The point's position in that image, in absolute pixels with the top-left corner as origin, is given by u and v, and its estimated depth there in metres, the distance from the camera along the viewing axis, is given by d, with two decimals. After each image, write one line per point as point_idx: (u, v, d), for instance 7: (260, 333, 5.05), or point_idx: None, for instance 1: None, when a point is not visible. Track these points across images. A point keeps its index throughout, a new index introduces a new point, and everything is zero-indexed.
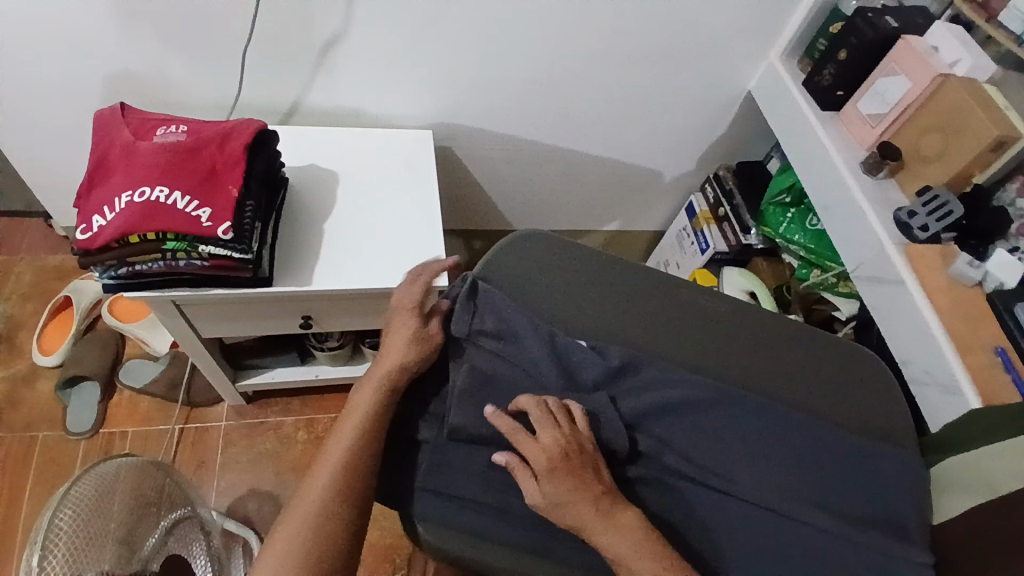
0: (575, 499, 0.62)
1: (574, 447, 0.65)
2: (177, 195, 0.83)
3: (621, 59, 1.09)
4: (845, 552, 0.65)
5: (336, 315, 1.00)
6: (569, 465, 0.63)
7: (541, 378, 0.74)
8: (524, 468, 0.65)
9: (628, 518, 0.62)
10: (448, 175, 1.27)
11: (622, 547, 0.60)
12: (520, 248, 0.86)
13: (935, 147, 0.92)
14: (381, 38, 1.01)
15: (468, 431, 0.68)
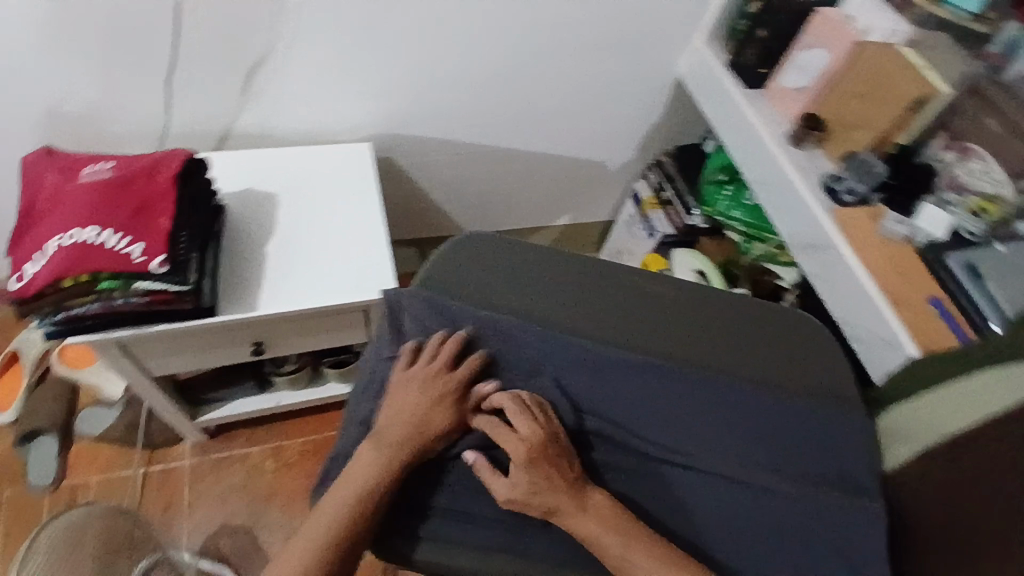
0: (547, 488, 0.64)
1: (545, 437, 0.67)
2: (108, 233, 0.82)
3: (551, 54, 1.11)
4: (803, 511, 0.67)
5: (287, 336, 1.00)
6: (539, 456, 0.65)
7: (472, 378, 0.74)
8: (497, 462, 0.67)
9: (598, 499, 0.64)
10: (392, 185, 1.27)
11: (591, 526, 0.62)
12: (455, 250, 0.85)
13: (857, 113, 0.95)
14: (307, 53, 1.00)
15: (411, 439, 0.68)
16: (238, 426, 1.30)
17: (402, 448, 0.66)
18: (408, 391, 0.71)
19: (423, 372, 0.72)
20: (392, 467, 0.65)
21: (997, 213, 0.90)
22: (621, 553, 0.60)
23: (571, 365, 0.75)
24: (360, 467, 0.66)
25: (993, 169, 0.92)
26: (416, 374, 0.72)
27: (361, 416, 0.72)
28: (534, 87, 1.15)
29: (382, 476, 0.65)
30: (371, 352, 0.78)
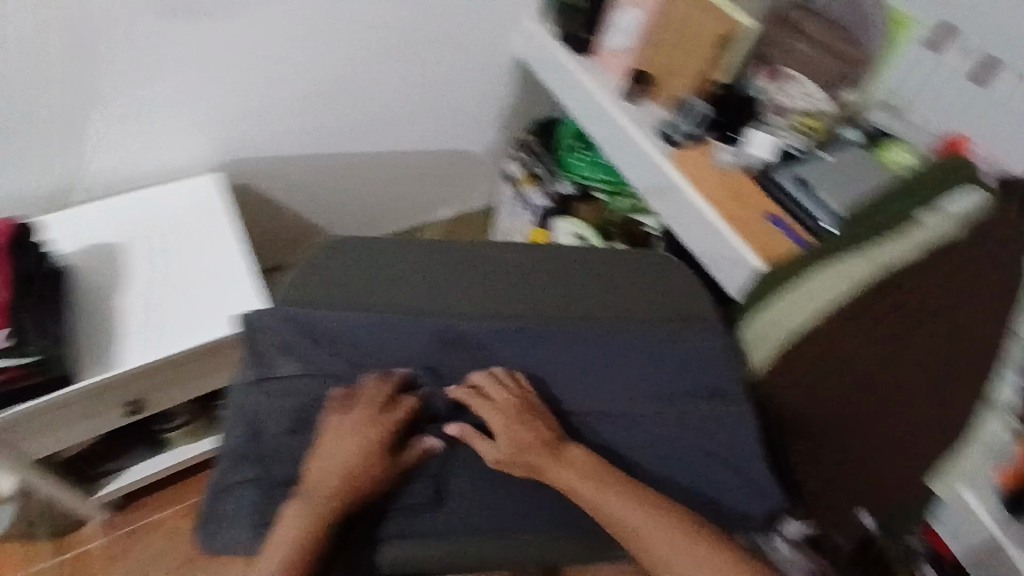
0: (531, 442, 0.69)
1: (526, 403, 0.72)
2: None
3: (384, 51, 1.13)
4: (678, 428, 0.73)
5: (170, 386, 0.99)
6: (520, 416, 0.70)
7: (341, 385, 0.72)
8: (475, 436, 0.71)
9: (575, 452, 0.69)
10: (256, 211, 1.25)
11: (571, 477, 0.67)
12: (309, 262, 0.82)
13: (677, 61, 1.01)
14: (133, 95, 0.97)
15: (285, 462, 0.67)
16: (149, 491, 1.24)
17: (330, 504, 0.63)
18: (337, 441, 0.67)
19: (353, 424, 0.68)
20: (321, 525, 0.62)
21: (819, 129, 1.02)
22: (602, 499, 0.65)
23: (444, 348, 0.75)
24: (289, 521, 0.62)
25: (809, 91, 1.04)
26: (347, 425, 0.68)
27: (231, 450, 0.68)
28: (379, 87, 1.18)
29: (315, 529, 0.61)
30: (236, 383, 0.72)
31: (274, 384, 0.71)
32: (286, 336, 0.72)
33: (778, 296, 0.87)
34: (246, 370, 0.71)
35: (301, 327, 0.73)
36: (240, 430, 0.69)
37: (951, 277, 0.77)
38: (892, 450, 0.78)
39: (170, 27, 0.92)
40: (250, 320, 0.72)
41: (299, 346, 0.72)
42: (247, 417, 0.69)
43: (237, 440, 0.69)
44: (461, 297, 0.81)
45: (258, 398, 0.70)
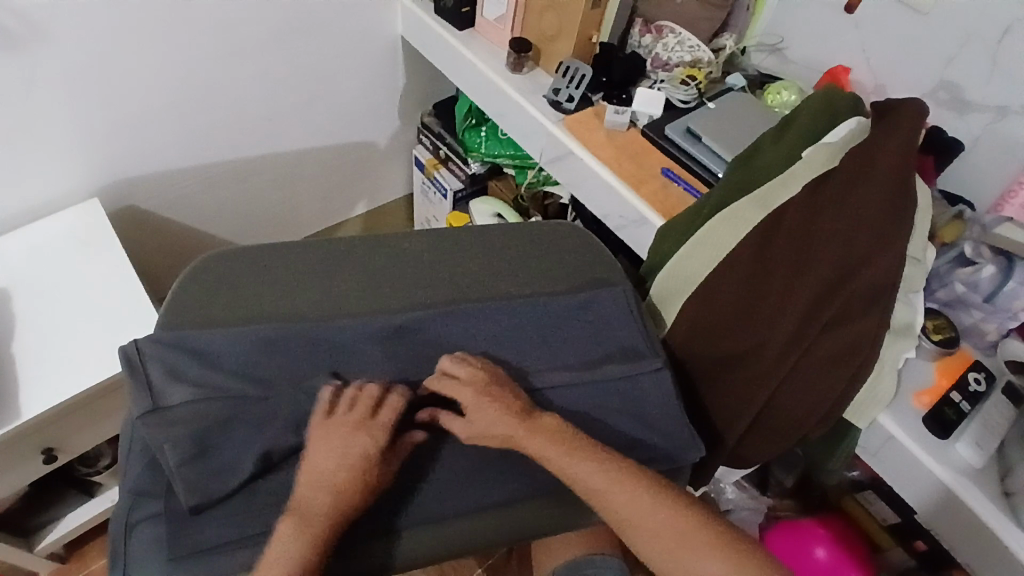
0: (503, 415, 0.65)
1: (504, 381, 0.69)
2: None
3: (257, 47, 1.08)
4: (592, 394, 0.72)
5: (79, 430, 0.95)
6: (496, 391, 0.67)
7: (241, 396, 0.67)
8: (448, 416, 0.67)
9: (548, 421, 0.66)
10: (154, 232, 1.19)
11: (549, 451, 0.64)
12: (189, 284, 0.78)
13: (554, 25, 1.01)
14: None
15: (185, 488, 0.60)
16: (89, 537, 1.19)
17: (326, 522, 0.58)
18: (326, 452, 0.61)
19: (342, 429, 0.62)
20: (319, 541, 0.57)
21: (702, 77, 1.03)
22: (565, 465, 0.63)
23: (338, 348, 0.72)
24: (285, 542, 0.57)
25: (686, 39, 1.03)
26: (333, 429, 0.63)
27: (133, 484, 0.63)
28: (258, 87, 1.13)
29: (313, 550, 0.57)
30: (126, 421, 0.69)
31: (156, 414, 0.65)
32: (172, 363, 0.69)
33: (691, 240, 0.86)
34: (135, 403, 0.67)
35: (183, 349, 0.70)
36: (138, 464, 0.65)
37: (873, 198, 0.75)
38: (806, 388, 0.77)
39: (6, 54, 0.86)
40: (126, 351, 0.69)
41: (183, 366, 0.69)
42: (140, 449, 0.65)
43: (134, 475, 0.64)
44: (355, 294, 0.79)
45: (141, 429, 0.65)
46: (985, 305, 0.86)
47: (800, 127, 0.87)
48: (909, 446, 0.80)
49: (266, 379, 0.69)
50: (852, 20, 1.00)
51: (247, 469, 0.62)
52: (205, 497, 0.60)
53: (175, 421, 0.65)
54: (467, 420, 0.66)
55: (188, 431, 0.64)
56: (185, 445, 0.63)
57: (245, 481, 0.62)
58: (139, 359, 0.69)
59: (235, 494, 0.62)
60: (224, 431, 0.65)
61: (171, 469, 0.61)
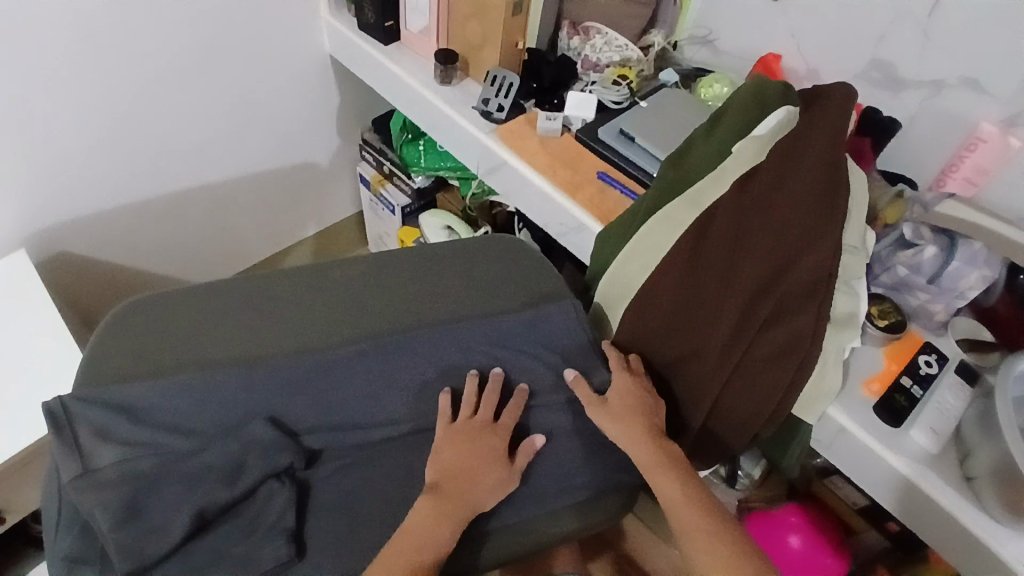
0: (642, 438, 0.70)
1: (644, 384, 0.75)
2: None
3: (181, 76, 1.04)
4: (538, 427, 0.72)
5: (21, 494, 0.92)
6: (639, 398, 0.73)
7: (180, 451, 0.65)
8: (586, 387, 0.73)
9: (676, 454, 0.70)
10: (90, 274, 1.16)
11: (671, 488, 0.67)
12: (109, 332, 0.75)
13: (477, 34, 0.99)
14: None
15: (123, 550, 0.58)
16: None
17: (460, 503, 0.64)
18: (456, 452, 0.67)
19: (478, 430, 0.69)
20: (450, 528, 0.62)
21: (633, 76, 1.01)
22: (678, 503, 0.67)
23: (273, 389, 0.69)
24: (419, 521, 0.62)
25: (614, 39, 1.02)
26: (462, 431, 0.69)
27: (66, 551, 0.60)
28: (187, 117, 1.10)
29: (443, 531, 0.62)
30: (50, 485, 0.65)
31: (84, 478, 0.62)
32: (102, 423, 0.65)
33: (623, 249, 0.85)
34: (62, 468, 0.63)
35: (107, 404, 0.66)
36: (67, 530, 0.61)
37: (811, 186, 0.75)
38: (753, 388, 0.77)
39: None
40: (51, 409, 0.65)
41: (112, 426, 0.65)
42: (69, 515, 0.62)
43: (64, 543, 0.60)
44: (290, 328, 0.76)
45: (71, 495, 0.61)
46: (930, 287, 0.85)
47: (728, 124, 0.87)
48: (863, 438, 0.79)
49: (203, 431, 0.67)
50: (778, 6, 0.99)
51: (179, 530, 0.60)
52: (137, 562, 0.58)
53: (104, 484, 0.62)
54: (598, 399, 0.72)
55: (117, 494, 0.61)
56: (114, 509, 0.60)
57: (177, 545, 0.59)
58: (66, 418, 0.65)
59: (168, 558, 0.59)
60: (157, 491, 0.62)
61: (102, 535, 0.59)
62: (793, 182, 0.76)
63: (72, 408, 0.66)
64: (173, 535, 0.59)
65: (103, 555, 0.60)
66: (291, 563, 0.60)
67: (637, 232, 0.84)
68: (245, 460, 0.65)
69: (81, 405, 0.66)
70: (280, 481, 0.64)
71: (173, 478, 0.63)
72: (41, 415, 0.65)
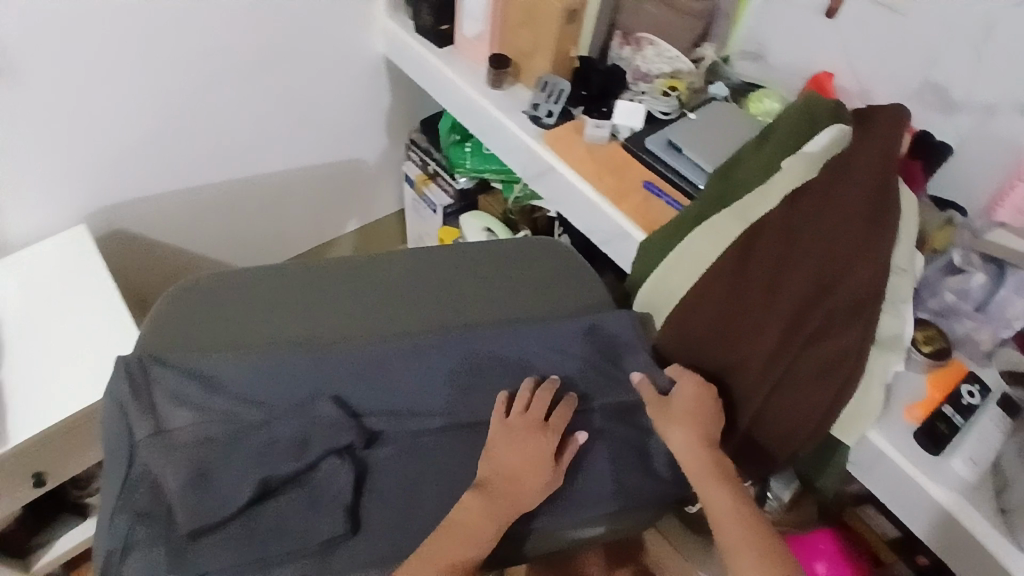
0: (698, 446, 0.70)
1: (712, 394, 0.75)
2: None
3: (240, 72, 1.09)
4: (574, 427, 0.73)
5: (69, 458, 0.96)
6: (701, 407, 0.73)
7: (248, 422, 0.68)
8: (650, 389, 0.74)
9: (727, 465, 0.71)
10: (144, 255, 1.21)
11: (716, 499, 0.68)
12: (174, 304, 0.78)
13: (530, 41, 1.01)
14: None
15: (192, 510, 0.62)
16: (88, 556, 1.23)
17: (506, 504, 0.64)
18: (509, 449, 0.68)
19: (533, 434, 0.68)
20: (493, 527, 0.63)
21: (683, 87, 1.01)
22: (722, 514, 0.68)
23: (331, 371, 0.72)
24: (465, 516, 0.64)
25: (665, 51, 1.04)
26: (518, 436, 0.69)
27: (139, 505, 0.63)
28: (244, 110, 1.14)
29: (488, 529, 0.63)
30: (112, 438, 0.68)
31: (160, 438, 0.66)
32: (178, 388, 0.69)
33: (666, 258, 0.86)
34: (138, 426, 0.67)
35: (179, 372, 0.70)
36: (134, 487, 0.64)
37: (863, 208, 0.74)
38: (793, 404, 0.77)
39: None
40: (132, 369, 0.69)
41: (188, 392, 0.69)
42: (138, 473, 0.65)
43: (135, 497, 0.64)
44: (344, 316, 0.79)
45: (147, 453, 0.65)
46: (977, 313, 0.85)
47: (778, 140, 0.87)
48: (900, 462, 0.78)
49: (269, 404, 0.70)
50: (833, 24, 0.99)
51: (245, 494, 0.64)
52: (204, 521, 0.62)
53: (177, 446, 0.66)
54: (660, 401, 0.73)
55: (189, 458, 0.65)
56: (186, 470, 0.64)
57: (243, 508, 0.63)
58: (145, 380, 0.69)
59: (231, 520, 0.63)
60: (226, 457, 0.66)
61: (172, 493, 0.63)
62: (847, 201, 0.75)
63: (151, 371, 0.70)
64: (238, 502, 0.63)
65: (169, 513, 0.63)
66: (344, 538, 0.63)
67: (683, 241, 0.84)
68: (309, 436, 0.68)
69: (160, 370, 0.70)
70: (340, 457, 0.66)
71: (240, 447, 0.66)
72: (116, 373, 0.69)
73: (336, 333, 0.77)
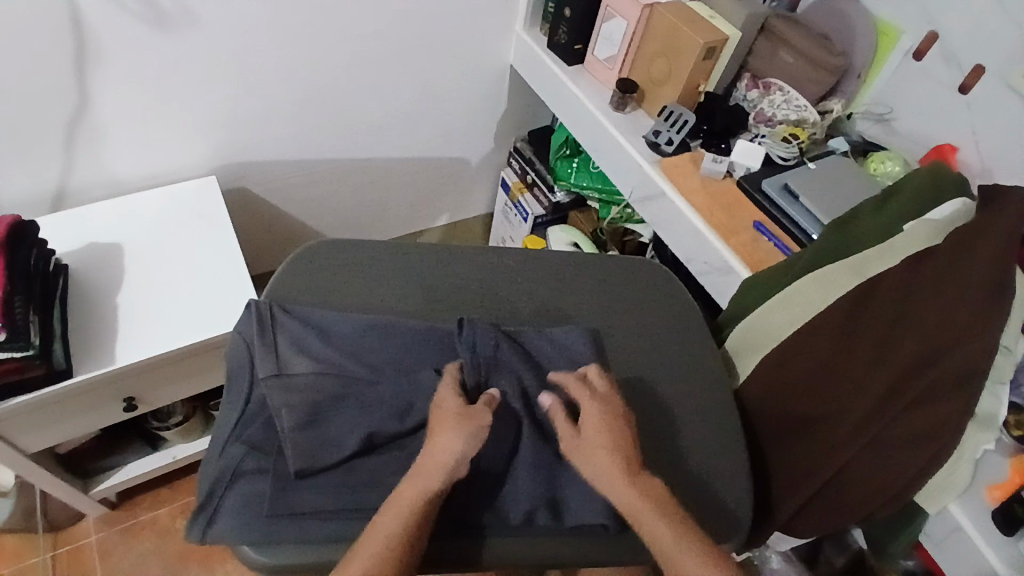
0: (614, 467, 0.63)
1: (621, 406, 0.69)
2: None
3: (381, 60, 1.15)
4: (663, 446, 0.74)
5: (160, 387, 1.01)
6: (613, 421, 0.66)
7: (358, 378, 0.72)
8: (562, 412, 0.69)
9: (653, 484, 0.63)
10: (252, 213, 1.28)
11: (658, 526, 0.60)
12: (305, 258, 0.83)
13: (662, 71, 1.06)
14: (118, 104, 1.00)
15: (301, 450, 0.65)
16: (143, 488, 1.28)
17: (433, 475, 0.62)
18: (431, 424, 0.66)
19: (448, 412, 0.65)
20: (426, 504, 0.60)
21: (805, 137, 1.05)
22: (658, 534, 0.60)
23: (444, 346, 0.75)
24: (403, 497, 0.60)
25: (794, 99, 1.07)
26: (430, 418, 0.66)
27: (252, 439, 0.67)
28: (374, 95, 1.20)
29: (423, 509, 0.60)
30: (236, 371, 0.73)
31: (278, 379, 0.70)
32: (299, 337, 0.73)
33: (771, 298, 0.86)
34: (259, 365, 0.71)
35: (304, 323, 0.75)
36: (249, 421, 0.69)
37: (992, 264, 0.73)
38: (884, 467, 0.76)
39: (157, 35, 0.95)
40: (262, 312, 0.74)
41: (309, 342, 0.73)
42: (256, 408, 0.70)
43: (250, 430, 0.68)
44: (457, 297, 0.82)
45: (265, 391, 0.70)
46: None
47: (900, 202, 0.86)
48: (974, 537, 0.77)
49: (379, 365, 0.73)
50: (965, 100, 0.97)
51: (351, 446, 0.66)
52: (311, 464, 0.65)
53: (295, 388, 0.69)
54: (572, 434, 0.67)
55: (303, 402, 0.68)
56: (299, 414, 0.67)
57: (348, 457, 0.66)
58: (272, 325, 0.74)
59: (336, 467, 0.66)
60: (336, 407, 0.69)
61: (284, 432, 0.66)
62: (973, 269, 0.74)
63: (279, 316, 0.75)
64: (342, 449, 0.66)
65: (278, 451, 0.67)
66: None
67: (793, 284, 0.85)
68: (413, 402, 0.69)
69: (285, 317, 0.75)
70: None
71: (346, 400, 0.69)
72: (248, 312, 0.74)
73: (449, 312, 0.81)
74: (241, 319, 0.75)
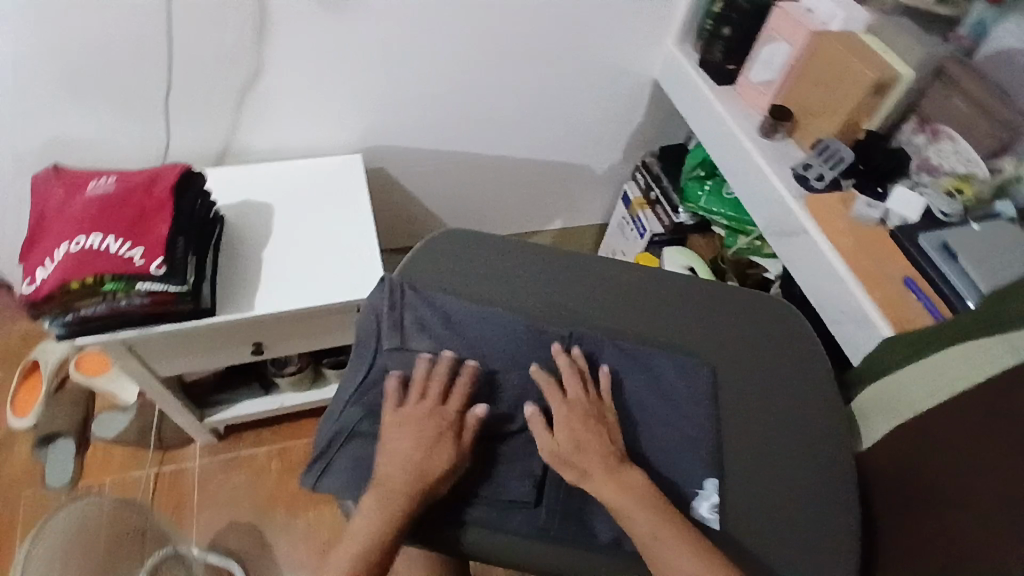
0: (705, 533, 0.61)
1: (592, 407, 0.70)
2: (140, 251, 0.89)
3: (527, 63, 1.17)
4: (767, 495, 0.70)
5: (286, 338, 1.09)
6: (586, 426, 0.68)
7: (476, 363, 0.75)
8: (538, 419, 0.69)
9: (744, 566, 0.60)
10: (384, 194, 1.35)
11: None
12: (436, 242, 0.85)
13: (820, 102, 1.01)
14: (287, 77, 1.09)
15: None
16: (244, 428, 1.38)
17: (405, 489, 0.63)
18: (403, 432, 0.67)
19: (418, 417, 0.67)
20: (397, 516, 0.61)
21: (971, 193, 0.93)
22: None
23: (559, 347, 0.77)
24: (373, 512, 0.62)
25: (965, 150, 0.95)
26: (409, 416, 0.68)
27: (369, 404, 0.71)
28: (514, 97, 1.23)
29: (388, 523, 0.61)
30: (363, 337, 0.76)
31: (401, 351, 0.74)
32: (424, 316, 0.76)
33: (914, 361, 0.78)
34: (384, 337, 0.75)
35: (430, 304, 0.78)
36: (368, 388, 0.72)
37: None
38: None
39: (330, 16, 1.02)
40: (393, 288, 0.78)
41: (432, 323, 0.76)
42: (376, 376, 0.73)
43: (369, 396, 0.72)
44: (576, 302, 0.82)
45: (388, 362, 0.73)
46: None
47: None
48: None
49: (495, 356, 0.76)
50: None
51: None
52: None
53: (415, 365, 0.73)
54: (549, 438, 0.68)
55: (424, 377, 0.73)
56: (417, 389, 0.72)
57: None
58: (400, 301, 0.77)
59: None
60: None
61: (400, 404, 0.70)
62: None
63: (408, 293, 0.78)
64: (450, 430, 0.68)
65: None
66: (527, 505, 0.67)
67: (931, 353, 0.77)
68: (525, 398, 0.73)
69: (414, 295, 0.78)
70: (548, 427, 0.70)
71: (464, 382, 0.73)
72: (381, 286, 0.78)
73: (567, 315, 0.81)
74: (373, 291, 0.79)
